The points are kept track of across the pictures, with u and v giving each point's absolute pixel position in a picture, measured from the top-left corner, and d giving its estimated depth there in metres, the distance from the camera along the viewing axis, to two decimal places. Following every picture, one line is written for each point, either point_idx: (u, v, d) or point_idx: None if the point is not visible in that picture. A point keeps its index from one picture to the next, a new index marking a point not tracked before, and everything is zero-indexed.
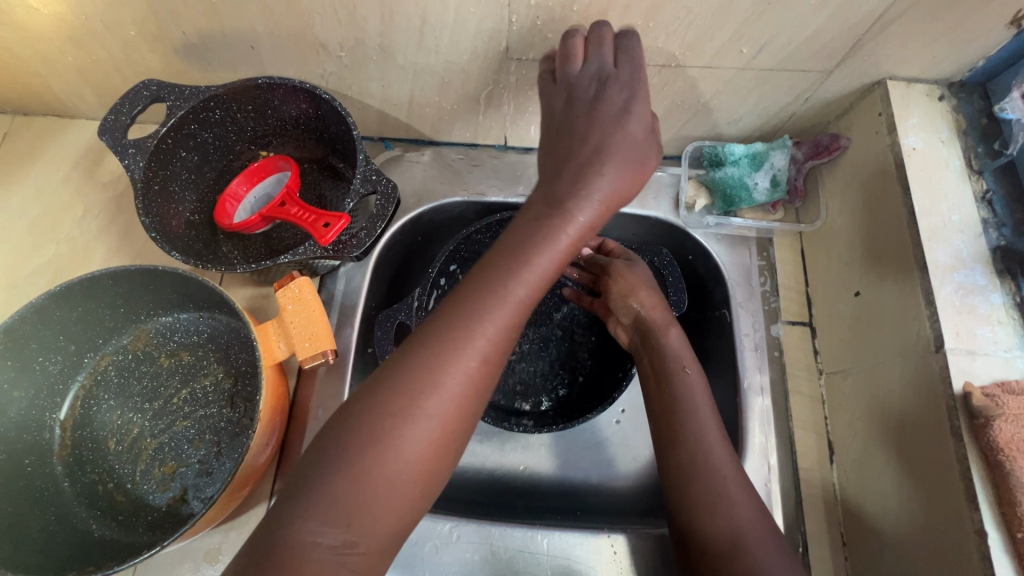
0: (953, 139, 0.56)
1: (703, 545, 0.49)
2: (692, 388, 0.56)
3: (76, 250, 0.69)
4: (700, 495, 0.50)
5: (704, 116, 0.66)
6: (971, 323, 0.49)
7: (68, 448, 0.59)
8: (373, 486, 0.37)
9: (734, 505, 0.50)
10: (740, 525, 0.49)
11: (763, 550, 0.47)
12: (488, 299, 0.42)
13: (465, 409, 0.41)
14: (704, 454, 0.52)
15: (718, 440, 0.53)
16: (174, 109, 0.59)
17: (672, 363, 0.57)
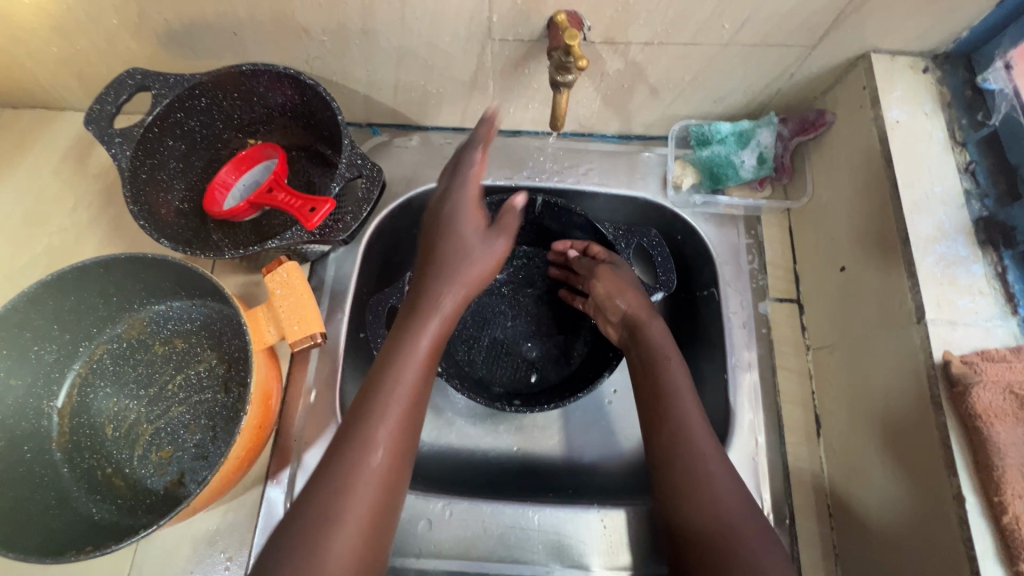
0: (937, 111, 0.56)
1: (685, 523, 0.50)
2: (674, 375, 0.57)
3: (69, 241, 0.70)
4: (682, 474, 0.51)
5: (690, 94, 0.65)
6: (953, 293, 0.49)
7: (66, 435, 0.60)
8: (329, 530, 0.43)
9: (719, 484, 0.51)
10: (723, 503, 0.50)
11: (746, 527, 0.48)
12: (397, 357, 0.51)
13: (397, 458, 0.47)
14: (684, 435, 0.53)
15: (701, 423, 0.54)
16: (159, 98, 0.60)
17: (655, 350, 0.59)
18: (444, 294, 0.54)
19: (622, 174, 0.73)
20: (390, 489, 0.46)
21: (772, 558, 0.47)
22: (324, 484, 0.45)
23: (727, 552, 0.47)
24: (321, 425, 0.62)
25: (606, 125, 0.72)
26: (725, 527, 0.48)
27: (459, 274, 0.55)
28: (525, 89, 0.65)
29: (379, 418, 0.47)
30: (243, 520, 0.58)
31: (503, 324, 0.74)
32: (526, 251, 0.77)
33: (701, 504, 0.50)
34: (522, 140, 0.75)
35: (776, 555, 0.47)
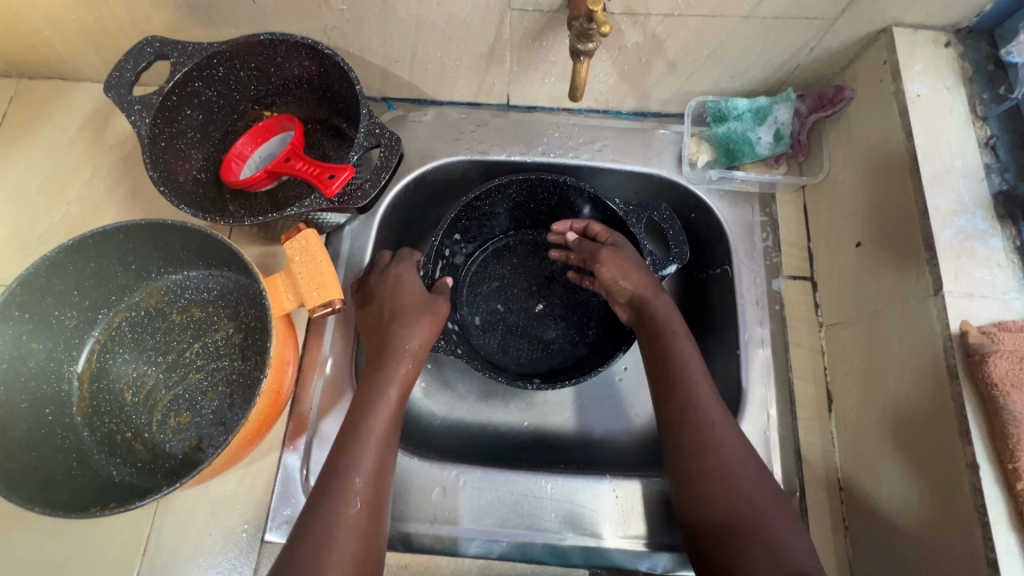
0: (959, 86, 0.56)
1: (695, 493, 0.51)
2: (682, 350, 0.57)
3: (87, 211, 0.70)
4: (690, 446, 0.52)
5: (708, 69, 0.65)
6: (971, 266, 0.49)
7: (86, 400, 0.61)
8: (331, 522, 0.46)
9: (732, 457, 0.51)
10: (736, 473, 0.50)
11: (761, 497, 0.49)
12: (379, 376, 0.56)
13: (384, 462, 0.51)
14: (691, 409, 0.53)
15: (711, 398, 0.54)
16: (177, 66, 0.60)
17: (664, 326, 0.59)
18: (410, 314, 0.60)
19: (637, 151, 0.72)
20: (377, 507, 0.49)
21: (789, 527, 0.47)
22: (316, 510, 0.47)
23: (740, 520, 0.48)
24: (335, 394, 0.63)
25: (622, 101, 0.72)
26: (739, 497, 0.49)
27: (422, 321, 0.59)
28: (543, 62, 0.65)
29: (360, 444, 0.51)
30: (260, 484, 0.59)
31: (515, 305, 0.75)
32: (540, 234, 0.77)
33: (711, 474, 0.50)
34: (537, 115, 0.74)
35: (795, 525, 0.47)
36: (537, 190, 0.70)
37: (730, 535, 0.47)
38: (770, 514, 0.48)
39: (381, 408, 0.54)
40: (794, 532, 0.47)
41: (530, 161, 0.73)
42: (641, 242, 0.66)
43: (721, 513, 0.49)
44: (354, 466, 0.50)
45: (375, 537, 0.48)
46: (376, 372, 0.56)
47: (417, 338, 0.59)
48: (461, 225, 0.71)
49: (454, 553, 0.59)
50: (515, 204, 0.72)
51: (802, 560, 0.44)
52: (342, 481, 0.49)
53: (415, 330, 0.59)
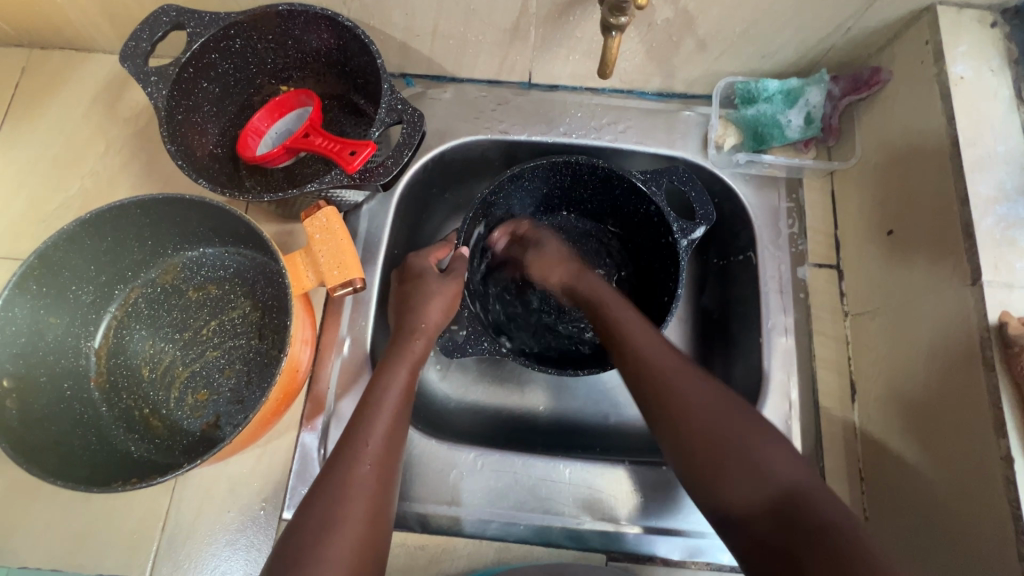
0: (1004, 69, 0.54)
1: (670, 429, 0.49)
2: (618, 312, 0.59)
3: (102, 185, 0.69)
4: (651, 390, 0.52)
5: (739, 48, 0.63)
6: (1012, 256, 0.48)
7: (103, 375, 0.61)
8: (348, 484, 0.46)
9: (688, 395, 0.50)
10: (698, 407, 0.49)
11: (727, 423, 0.48)
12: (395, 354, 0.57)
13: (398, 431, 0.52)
14: (642, 356, 0.54)
15: (659, 343, 0.55)
16: (194, 36, 0.58)
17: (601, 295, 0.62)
18: (421, 296, 0.61)
19: (661, 133, 0.71)
20: (390, 473, 0.49)
21: (764, 442, 0.47)
22: (332, 473, 0.47)
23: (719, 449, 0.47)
24: (354, 375, 0.62)
25: (647, 81, 0.70)
26: (708, 427, 0.48)
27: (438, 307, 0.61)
28: (568, 38, 0.63)
29: (374, 416, 0.51)
30: (279, 463, 0.59)
31: (544, 291, 0.74)
32: (557, 217, 0.75)
33: (681, 408, 0.49)
34: (559, 94, 0.73)
35: (775, 448, 0.46)
36: (551, 174, 0.67)
37: (712, 466, 0.46)
38: (740, 434, 0.47)
39: (395, 385, 0.54)
40: (772, 448, 0.46)
41: (551, 141, 0.71)
42: (665, 210, 0.63)
43: (699, 444, 0.47)
44: (367, 438, 0.49)
45: (385, 502, 0.47)
46: (391, 353, 0.57)
47: (431, 318, 0.60)
48: (480, 219, 0.68)
49: (469, 536, 0.59)
50: (531, 191, 0.70)
51: (790, 476, 0.44)
52: (353, 452, 0.48)
53: (432, 309, 0.60)
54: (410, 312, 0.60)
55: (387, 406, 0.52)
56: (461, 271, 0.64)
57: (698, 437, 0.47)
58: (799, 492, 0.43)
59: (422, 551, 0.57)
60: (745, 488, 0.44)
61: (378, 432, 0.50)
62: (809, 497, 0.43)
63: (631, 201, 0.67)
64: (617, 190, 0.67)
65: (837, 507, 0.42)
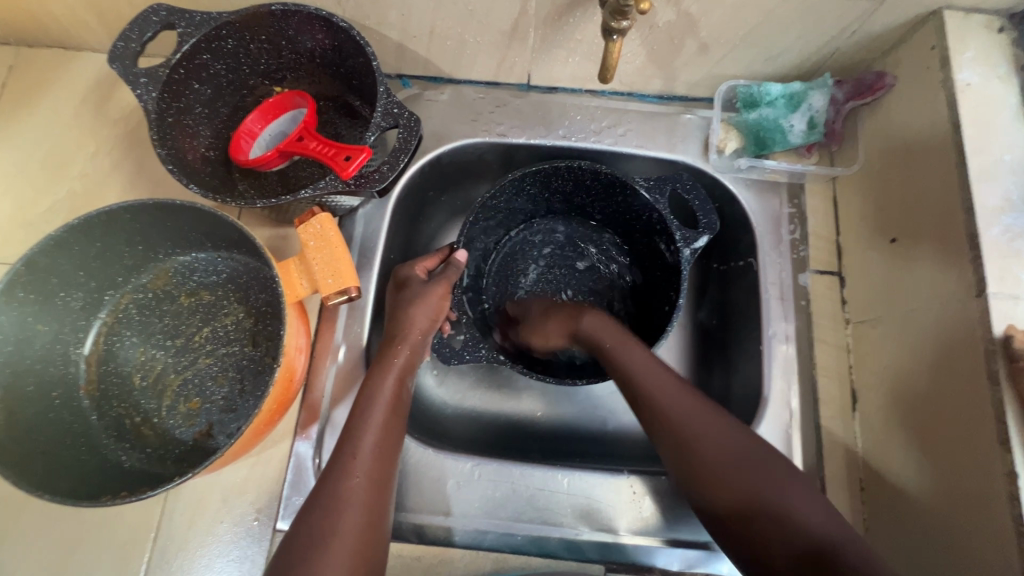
0: (1010, 76, 0.53)
1: (700, 483, 0.48)
2: (630, 353, 0.56)
3: (91, 188, 0.68)
4: (675, 445, 0.50)
5: (742, 52, 0.62)
6: (1018, 267, 0.47)
7: (93, 383, 0.60)
8: (341, 495, 0.46)
9: (718, 444, 0.49)
10: (728, 461, 0.48)
11: (761, 477, 0.47)
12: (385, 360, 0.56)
13: (390, 438, 0.51)
14: (664, 405, 0.51)
15: (677, 388, 0.53)
16: (185, 37, 0.57)
17: (609, 338, 0.58)
18: (410, 301, 0.59)
19: (662, 137, 0.69)
20: (383, 481, 0.48)
21: (798, 491, 0.46)
22: (324, 485, 0.46)
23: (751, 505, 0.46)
24: (350, 383, 0.61)
25: (647, 83, 0.69)
26: (739, 481, 0.47)
27: (424, 313, 0.59)
28: (568, 40, 0.62)
29: (362, 431, 0.50)
30: (273, 472, 0.58)
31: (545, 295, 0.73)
32: (557, 222, 0.74)
33: (709, 462, 0.48)
34: (558, 96, 0.71)
35: (807, 496, 0.45)
36: (550, 178, 0.66)
37: (746, 524, 0.45)
38: (773, 486, 0.46)
39: (380, 397, 0.53)
40: (805, 497, 0.45)
41: (550, 145, 0.70)
42: (667, 218, 0.62)
43: (729, 500, 0.47)
44: (355, 455, 0.48)
45: (379, 517, 0.46)
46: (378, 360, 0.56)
47: (418, 323, 0.59)
48: (479, 224, 0.67)
49: (466, 547, 0.58)
50: (530, 196, 0.69)
51: (829, 527, 0.43)
52: (341, 470, 0.47)
53: (421, 312, 0.59)
54: (398, 318, 0.59)
55: (374, 418, 0.51)
56: (449, 276, 0.62)
57: (731, 495, 0.46)
58: (839, 545, 0.42)
59: (418, 562, 0.57)
60: (783, 550, 0.43)
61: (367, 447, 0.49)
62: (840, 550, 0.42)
63: (632, 209, 0.67)
64: (619, 197, 0.66)
65: (872, 556, 0.42)
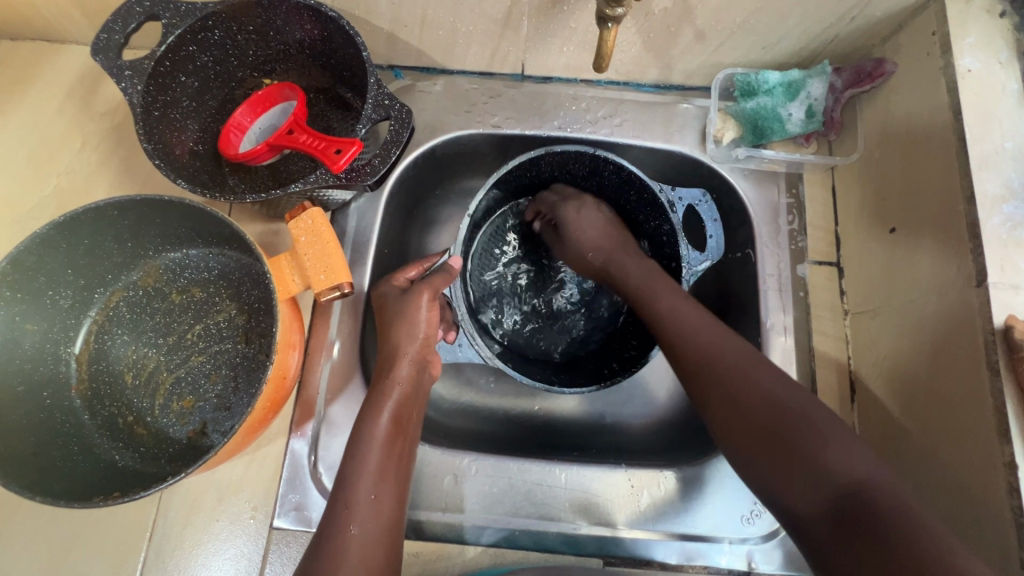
0: (1013, 61, 0.51)
1: (729, 419, 0.47)
2: (665, 295, 0.56)
3: (79, 183, 0.67)
4: (706, 380, 0.49)
5: (739, 39, 0.61)
6: (1018, 256, 0.46)
7: (85, 382, 0.59)
8: (342, 545, 0.44)
9: (750, 379, 0.47)
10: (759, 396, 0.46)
11: (793, 413, 0.45)
12: (379, 391, 0.53)
13: (392, 475, 0.49)
14: (696, 341, 0.51)
15: (712, 327, 0.52)
16: (170, 28, 0.55)
17: (647, 283, 0.58)
18: (399, 324, 0.55)
19: (659, 127, 0.68)
20: (389, 523, 0.47)
21: (835, 432, 0.43)
22: (326, 534, 0.45)
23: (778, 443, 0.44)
24: (345, 379, 0.61)
25: (644, 72, 0.68)
26: (768, 416, 0.45)
27: (414, 334, 0.55)
28: (562, 29, 0.61)
29: (358, 484, 0.48)
30: (268, 470, 0.58)
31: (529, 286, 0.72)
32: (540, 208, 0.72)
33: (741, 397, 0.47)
34: (553, 86, 0.70)
35: (844, 440, 0.43)
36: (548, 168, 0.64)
37: (770, 458, 0.44)
38: (806, 424, 0.44)
39: (375, 441, 0.50)
40: (842, 443, 0.42)
41: (546, 136, 0.69)
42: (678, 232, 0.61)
43: (755, 431, 0.45)
44: (351, 511, 0.46)
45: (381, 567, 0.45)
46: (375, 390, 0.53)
47: (412, 342, 0.55)
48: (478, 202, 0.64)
49: (464, 542, 0.58)
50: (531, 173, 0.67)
51: (856, 470, 0.41)
52: (336, 530, 0.45)
53: (411, 329, 0.55)
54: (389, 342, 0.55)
55: (370, 466, 0.49)
56: (436, 283, 0.58)
57: (755, 428, 0.45)
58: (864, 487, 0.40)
59: (416, 558, 0.56)
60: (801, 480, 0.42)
61: (365, 500, 0.47)
62: (869, 493, 0.39)
63: (643, 207, 0.65)
64: (631, 194, 0.65)
65: (908, 509, 0.38)
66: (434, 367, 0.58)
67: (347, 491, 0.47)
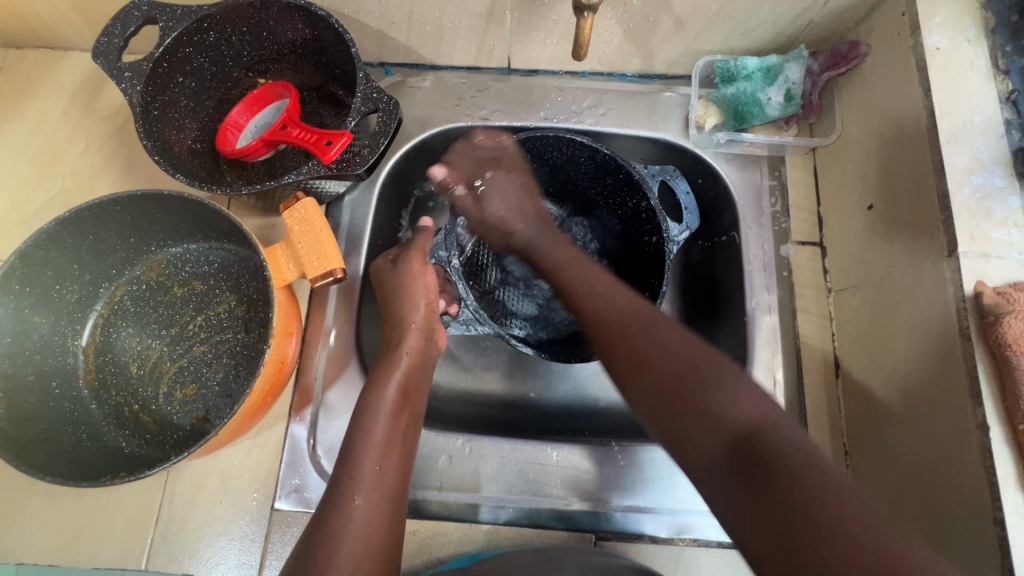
0: (981, 38, 0.53)
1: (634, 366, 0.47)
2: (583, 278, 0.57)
3: (83, 183, 0.69)
4: (617, 344, 0.49)
5: (716, 26, 0.62)
6: (987, 226, 0.47)
7: (92, 373, 0.61)
8: (345, 509, 0.46)
9: (655, 355, 0.46)
10: (667, 369, 0.45)
11: (701, 375, 0.43)
12: (387, 357, 0.55)
13: (398, 441, 0.51)
14: (608, 323, 0.51)
15: (630, 302, 0.52)
16: (167, 30, 0.58)
17: (566, 264, 0.59)
18: (404, 294, 0.58)
19: (642, 115, 0.70)
20: (392, 493, 0.49)
21: (737, 394, 0.42)
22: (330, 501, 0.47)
23: (681, 398, 0.43)
24: (341, 366, 0.63)
25: (627, 62, 0.69)
26: (677, 374, 0.44)
27: (417, 304, 0.58)
28: (545, 22, 0.62)
29: (363, 456, 0.49)
30: (269, 455, 0.59)
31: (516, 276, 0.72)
32: None
33: (651, 368, 0.46)
34: (539, 79, 0.72)
35: (743, 388, 0.42)
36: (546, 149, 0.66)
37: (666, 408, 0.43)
38: (701, 397, 0.42)
39: (381, 414, 0.51)
40: (741, 390, 0.42)
41: (532, 127, 0.71)
42: (657, 208, 0.62)
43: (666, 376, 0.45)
44: (355, 484, 0.47)
45: (385, 537, 0.46)
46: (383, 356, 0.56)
47: (417, 312, 0.58)
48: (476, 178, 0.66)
49: (460, 521, 0.59)
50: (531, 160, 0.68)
51: (752, 414, 0.40)
52: (341, 501, 0.47)
53: (412, 301, 0.57)
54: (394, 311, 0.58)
55: (376, 432, 0.51)
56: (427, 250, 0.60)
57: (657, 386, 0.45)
58: (764, 432, 0.39)
59: (413, 536, 0.58)
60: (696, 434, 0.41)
61: (371, 472, 0.48)
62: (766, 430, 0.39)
63: (621, 191, 0.67)
64: (608, 179, 0.67)
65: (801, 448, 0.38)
66: (439, 338, 0.60)
67: (353, 464, 0.49)
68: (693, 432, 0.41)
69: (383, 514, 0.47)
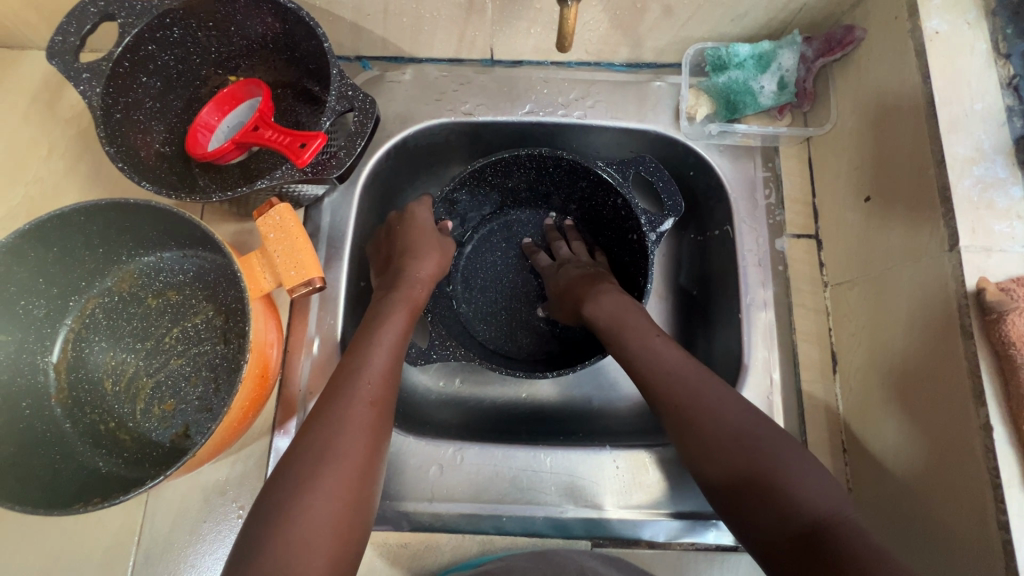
0: (981, 21, 0.50)
1: (699, 444, 0.48)
2: (635, 327, 0.56)
3: (47, 190, 0.66)
4: (675, 417, 0.50)
5: (707, 13, 0.60)
6: (989, 218, 0.46)
7: (65, 391, 0.58)
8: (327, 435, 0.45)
9: (720, 428, 0.48)
10: (732, 449, 0.47)
11: (768, 462, 0.46)
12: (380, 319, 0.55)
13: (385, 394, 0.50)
14: (668, 386, 0.52)
15: (687, 366, 0.53)
16: (126, 27, 0.54)
17: (621, 317, 0.57)
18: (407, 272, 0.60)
19: (632, 106, 0.68)
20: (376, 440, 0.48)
21: (805, 478, 0.45)
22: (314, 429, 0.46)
23: (749, 485, 0.45)
24: (324, 375, 0.60)
25: (614, 51, 0.67)
26: (740, 458, 0.46)
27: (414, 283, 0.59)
28: (528, 10, 0.60)
29: (340, 435, 0.46)
30: (253, 469, 0.58)
31: (505, 291, 0.74)
32: (513, 208, 0.75)
33: (713, 444, 0.48)
34: (524, 70, 0.69)
35: (814, 476, 0.45)
36: (513, 167, 0.66)
37: (737, 488, 0.46)
38: (782, 477, 0.45)
39: (374, 363, 0.51)
40: (811, 479, 0.44)
41: (518, 121, 0.68)
42: (632, 201, 0.62)
43: (728, 459, 0.47)
44: (345, 425, 0.46)
45: (364, 489, 0.45)
46: (374, 316, 0.56)
47: (426, 269, 0.61)
48: (447, 204, 0.68)
49: (452, 531, 0.58)
50: (495, 183, 0.69)
51: (822, 508, 0.43)
52: (328, 434, 0.45)
53: (424, 262, 0.61)
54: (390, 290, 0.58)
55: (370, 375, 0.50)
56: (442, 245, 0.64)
57: (726, 465, 0.47)
58: (836, 527, 0.41)
59: (405, 548, 0.58)
60: (772, 520, 0.43)
61: (343, 473, 0.44)
62: (837, 529, 0.41)
63: (598, 192, 0.67)
64: (582, 182, 0.67)
65: (873, 542, 0.40)
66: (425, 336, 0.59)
67: (322, 464, 0.44)
68: (766, 516, 0.44)
69: (349, 490, 0.43)
